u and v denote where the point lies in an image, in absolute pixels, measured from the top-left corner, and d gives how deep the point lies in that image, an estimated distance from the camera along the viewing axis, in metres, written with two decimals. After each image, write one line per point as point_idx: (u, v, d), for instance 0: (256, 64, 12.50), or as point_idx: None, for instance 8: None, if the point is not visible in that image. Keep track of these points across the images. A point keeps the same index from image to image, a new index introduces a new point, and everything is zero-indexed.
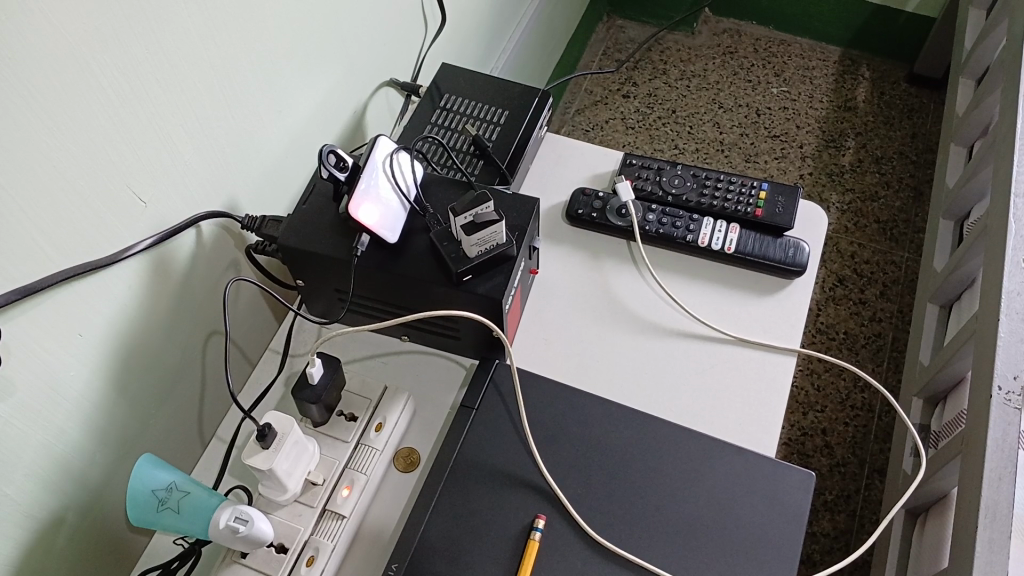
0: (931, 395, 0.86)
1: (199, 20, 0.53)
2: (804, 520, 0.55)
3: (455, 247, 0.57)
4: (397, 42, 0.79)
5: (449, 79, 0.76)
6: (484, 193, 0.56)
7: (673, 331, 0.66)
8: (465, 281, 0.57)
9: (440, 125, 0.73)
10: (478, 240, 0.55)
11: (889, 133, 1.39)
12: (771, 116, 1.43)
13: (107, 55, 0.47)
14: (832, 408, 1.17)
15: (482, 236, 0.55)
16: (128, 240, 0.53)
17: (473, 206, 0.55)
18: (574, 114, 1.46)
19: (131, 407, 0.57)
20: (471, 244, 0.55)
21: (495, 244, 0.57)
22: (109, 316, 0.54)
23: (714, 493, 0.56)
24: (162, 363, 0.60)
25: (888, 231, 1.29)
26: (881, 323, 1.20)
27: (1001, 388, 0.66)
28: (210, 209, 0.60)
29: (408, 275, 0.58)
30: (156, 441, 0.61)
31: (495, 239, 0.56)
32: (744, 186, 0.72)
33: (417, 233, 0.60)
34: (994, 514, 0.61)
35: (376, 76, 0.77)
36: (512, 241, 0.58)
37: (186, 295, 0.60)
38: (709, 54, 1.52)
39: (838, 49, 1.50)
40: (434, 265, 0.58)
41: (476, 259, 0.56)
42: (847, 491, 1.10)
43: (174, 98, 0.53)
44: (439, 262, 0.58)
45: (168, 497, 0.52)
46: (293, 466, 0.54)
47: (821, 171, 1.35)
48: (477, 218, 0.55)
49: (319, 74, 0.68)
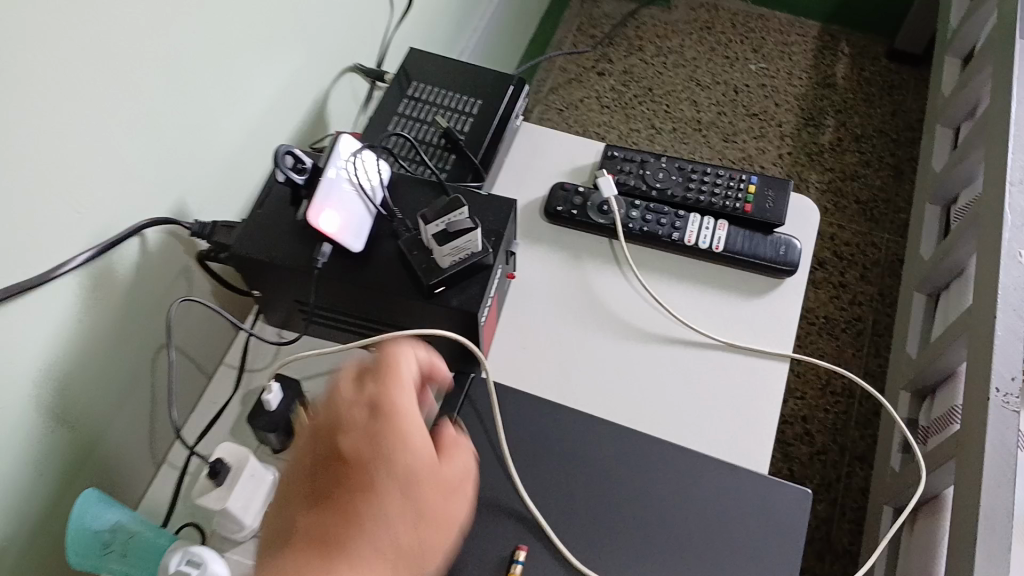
0: (918, 388, 0.83)
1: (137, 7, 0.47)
2: (801, 546, 0.52)
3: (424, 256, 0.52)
4: (360, 24, 0.73)
5: (417, 65, 0.71)
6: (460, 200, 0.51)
7: (658, 337, 0.62)
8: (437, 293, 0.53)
9: (408, 117, 0.67)
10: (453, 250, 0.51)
11: (869, 111, 1.36)
12: (749, 94, 1.39)
13: (31, 51, 0.41)
14: (811, 395, 1.15)
15: (455, 246, 0.50)
16: (61, 256, 0.48)
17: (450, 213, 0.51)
18: (548, 93, 1.40)
19: (74, 434, 0.53)
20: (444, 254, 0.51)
21: (470, 254, 0.52)
22: (43, 340, 0.48)
23: (705, 513, 0.53)
24: (107, 384, 0.55)
25: (868, 212, 1.26)
26: (861, 308, 1.18)
27: (1000, 390, 0.64)
28: (155, 215, 0.54)
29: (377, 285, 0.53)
30: (103, 467, 0.56)
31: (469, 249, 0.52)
32: (732, 179, 0.67)
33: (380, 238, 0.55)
34: (992, 523, 0.59)
35: (337, 61, 0.71)
36: (488, 249, 0.53)
37: (132, 310, 0.55)
38: (686, 30, 1.47)
39: (817, 24, 1.47)
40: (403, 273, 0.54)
41: (448, 270, 0.52)
42: (828, 479, 1.08)
43: (112, 93, 0.47)
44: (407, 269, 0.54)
45: (112, 539, 0.49)
46: (248, 501, 0.50)
47: (800, 150, 1.32)
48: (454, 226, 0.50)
49: (276, 60, 0.63)
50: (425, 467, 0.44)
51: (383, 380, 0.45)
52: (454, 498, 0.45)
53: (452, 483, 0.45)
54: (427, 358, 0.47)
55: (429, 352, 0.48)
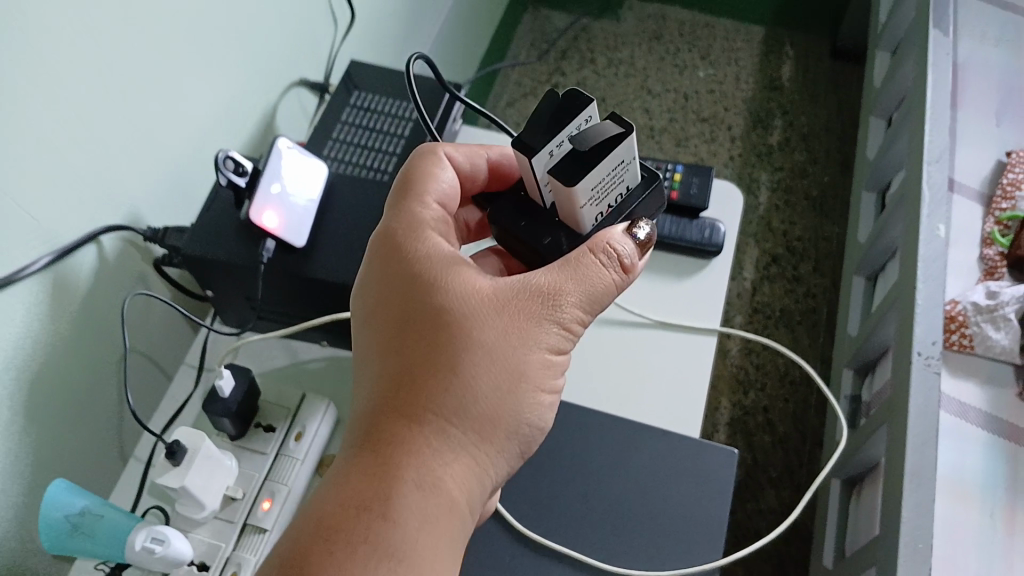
0: (860, 365, 0.86)
1: (76, 26, 0.50)
2: (728, 495, 0.56)
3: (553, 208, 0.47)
4: (299, 39, 0.78)
5: (361, 77, 0.75)
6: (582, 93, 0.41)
7: (597, 320, 0.66)
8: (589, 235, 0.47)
9: (351, 124, 0.71)
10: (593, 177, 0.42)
11: (815, 109, 1.41)
12: (698, 99, 1.44)
13: None
14: (772, 385, 1.15)
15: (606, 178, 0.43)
16: (20, 261, 0.50)
17: (559, 130, 0.41)
18: (506, 106, 1.44)
19: (42, 437, 0.55)
20: (580, 210, 0.44)
21: (620, 184, 0.45)
22: (8, 345, 0.51)
23: (640, 476, 0.56)
24: (73, 387, 0.57)
25: (818, 206, 1.30)
26: (815, 299, 1.21)
27: (922, 353, 0.68)
28: (107, 223, 0.57)
29: (512, 233, 0.48)
30: (71, 466, 0.58)
31: (621, 175, 0.44)
32: (659, 170, 0.71)
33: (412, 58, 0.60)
34: (919, 478, 0.62)
35: (281, 78, 0.75)
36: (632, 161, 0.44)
37: (93, 313, 0.57)
38: (635, 41, 1.52)
39: (762, 30, 1.53)
40: (523, 222, 0.48)
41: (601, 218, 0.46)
42: (790, 466, 1.08)
43: (61, 92, 0.50)
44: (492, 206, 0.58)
45: (81, 522, 0.51)
46: (207, 481, 0.52)
47: (749, 150, 1.37)
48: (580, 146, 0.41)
49: (219, 76, 0.66)
50: (503, 290, 0.44)
51: (420, 204, 0.49)
52: (592, 262, 0.44)
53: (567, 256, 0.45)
54: (465, 163, 0.51)
55: (468, 155, 0.51)
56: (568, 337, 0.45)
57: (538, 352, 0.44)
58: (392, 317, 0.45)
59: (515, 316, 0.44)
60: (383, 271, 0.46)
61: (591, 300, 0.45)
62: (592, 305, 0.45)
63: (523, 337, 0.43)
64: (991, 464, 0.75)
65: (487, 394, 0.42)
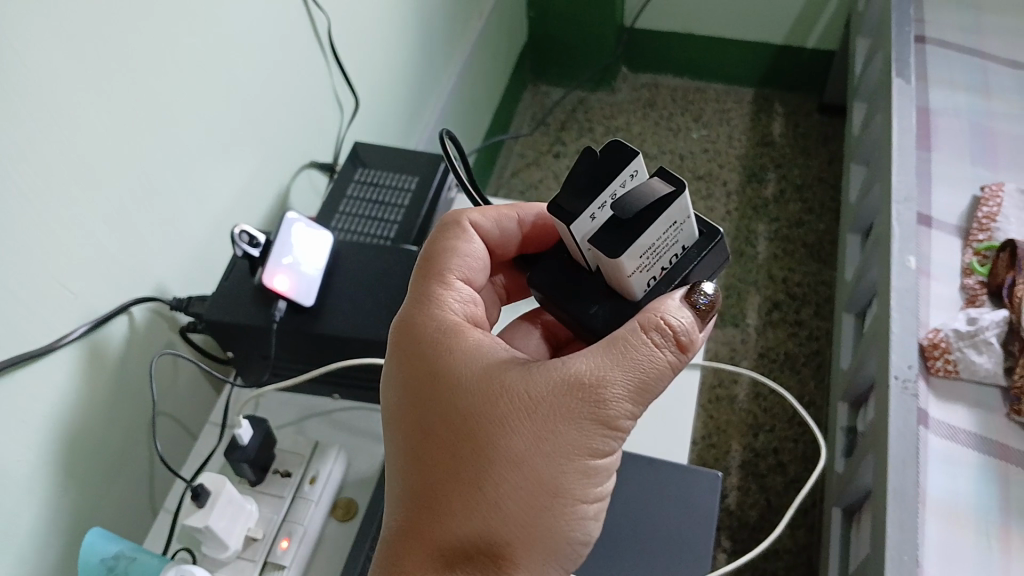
0: (852, 397, 0.89)
1: (110, 125, 0.58)
2: (713, 518, 0.59)
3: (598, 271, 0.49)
4: (308, 126, 0.86)
5: (364, 155, 0.83)
6: (628, 152, 0.42)
7: None
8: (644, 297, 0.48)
9: (356, 197, 0.79)
10: (645, 238, 0.42)
11: (807, 161, 1.47)
12: (693, 159, 1.51)
13: (33, 163, 0.52)
14: (781, 427, 1.17)
15: (655, 245, 0.44)
16: (62, 330, 0.57)
17: (604, 190, 0.43)
18: (510, 177, 1.52)
19: (81, 491, 0.60)
20: (629, 278, 0.45)
21: (674, 244, 0.46)
22: (52, 407, 0.57)
23: (630, 502, 0.61)
24: (109, 445, 0.62)
25: (815, 253, 1.35)
26: (817, 341, 1.24)
27: (899, 378, 0.72)
28: (137, 295, 0.64)
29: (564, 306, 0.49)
30: (107, 518, 0.63)
31: (676, 236, 0.45)
32: None
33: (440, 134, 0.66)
34: (902, 496, 0.66)
35: (292, 161, 0.83)
36: (684, 219, 0.44)
37: (125, 377, 0.63)
38: (631, 109, 1.61)
39: (751, 91, 1.61)
40: (569, 289, 0.50)
41: (654, 280, 0.47)
42: (803, 506, 1.08)
43: (97, 182, 0.58)
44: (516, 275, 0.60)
45: (116, 564, 0.56)
46: (230, 523, 0.57)
47: (745, 204, 1.43)
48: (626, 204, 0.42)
49: (235, 162, 0.74)
50: (539, 384, 0.44)
51: (448, 286, 0.51)
52: (632, 349, 0.44)
53: (611, 336, 0.44)
54: (492, 227, 0.54)
55: (497, 218, 0.54)
56: (615, 426, 0.45)
57: (582, 448, 0.44)
58: (431, 409, 0.47)
59: (553, 408, 0.44)
60: (419, 357, 0.49)
61: (637, 386, 0.44)
62: (643, 392, 0.44)
63: (565, 433, 0.44)
64: (983, 484, 0.78)
65: (526, 485, 0.44)
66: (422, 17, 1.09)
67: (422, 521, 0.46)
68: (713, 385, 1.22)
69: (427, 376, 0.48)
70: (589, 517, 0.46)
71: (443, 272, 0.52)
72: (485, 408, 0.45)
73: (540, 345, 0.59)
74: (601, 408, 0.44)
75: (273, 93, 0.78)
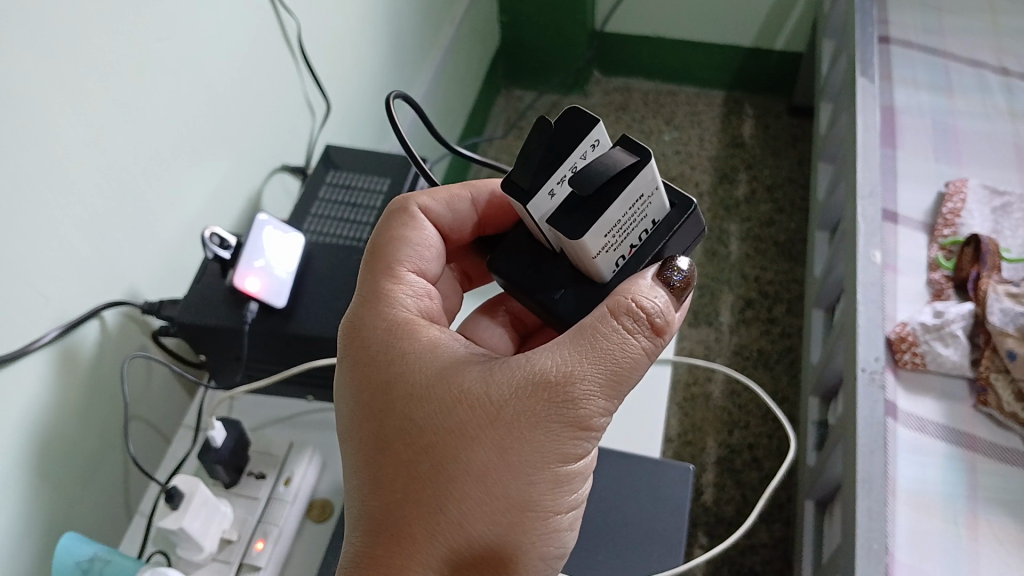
0: (823, 391, 0.91)
1: (81, 129, 0.58)
2: (685, 510, 0.60)
3: (562, 255, 0.49)
4: (280, 129, 0.86)
5: (337, 158, 0.83)
6: (588, 123, 0.42)
7: None
8: (613, 276, 0.48)
9: (329, 198, 0.79)
10: (611, 212, 0.43)
11: (777, 162, 1.50)
12: (666, 161, 1.52)
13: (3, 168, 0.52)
14: (754, 424, 1.18)
15: (620, 222, 0.45)
16: (33, 334, 0.57)
17: (563, 163, 0.43)
18: None
19: (55, 496, 0.60)
20: (596, 258, 0.46)
21: (642, 220, 0.46)
22: (24, 412, 0.57)
23: (603, 495, 0.61)
24: (82, 449, 0.62)
25: (787, 251, 1.36)
26: (790, 338, 1.26)
27: (865, 369, 0.74)
28: (110, 299, 0.64)
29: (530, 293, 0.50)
30: (80, 522, 0.63)
31: (642, 210, 0.45)
32: None
33: (392, 91, 0.66)
34: (871, 485, 0.67)
35: (263, 165, 0.83)
36: (650, 189, 0.44)
37: (98, 381, 0.63)
38: (603, 112, 1.62)
39: (722, 94, 1.63)
40: (533, 272, 0.51)
41: (623, 257, 0.48)
42: (778, 500, 1.10)
43: (69, 187, 0.58)
44: (472, 263, 0.61)
45: (90, 567, 0.56)
46: (205, 524, 0.57)
47: (717, 204, 1.44)
48: (589, 176, 0.42)
49: (207, 166, 0.74)
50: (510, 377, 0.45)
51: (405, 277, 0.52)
52: (603, 337, 0.44)
53: (581, 327, 0.45)
54: (444, 210, 0.55)
55: (448, 200, 0.55)
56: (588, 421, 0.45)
57: (552, 441, 0.44)
58: (393, 407, 0.47)
59: (524, 400, 0.44)
60: (380, 358, 0.49)
61: (609, 377, 0.44)
62: (615, 383, 0.44)
63: (534, 425, 0.44)
64: (952, 472, 0.79)
65: (496, 477, 0.44)
66: (394, 22, 1.09)
67: (387, 519, 0.45)
68: (688, 383, 1.23)
69: (390, 377, 0.48)
70: (562, 515, 0.46)
71: (399, 267, 0.52)
72: (450, 405, 0.45)
73: (503, 332, 0.60)
74: (571, 399, 0.44)
75: (245, 97, 0.78)
